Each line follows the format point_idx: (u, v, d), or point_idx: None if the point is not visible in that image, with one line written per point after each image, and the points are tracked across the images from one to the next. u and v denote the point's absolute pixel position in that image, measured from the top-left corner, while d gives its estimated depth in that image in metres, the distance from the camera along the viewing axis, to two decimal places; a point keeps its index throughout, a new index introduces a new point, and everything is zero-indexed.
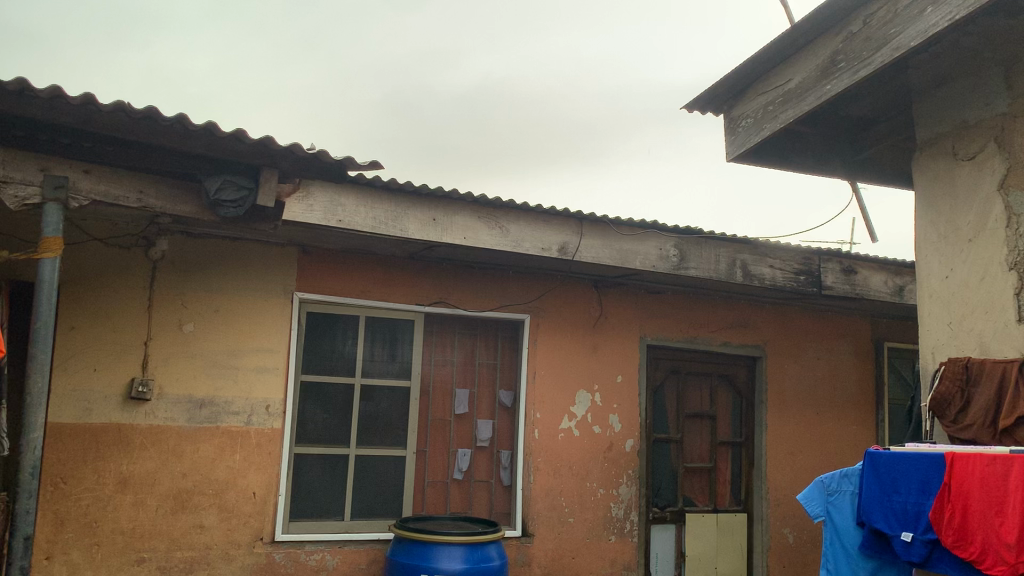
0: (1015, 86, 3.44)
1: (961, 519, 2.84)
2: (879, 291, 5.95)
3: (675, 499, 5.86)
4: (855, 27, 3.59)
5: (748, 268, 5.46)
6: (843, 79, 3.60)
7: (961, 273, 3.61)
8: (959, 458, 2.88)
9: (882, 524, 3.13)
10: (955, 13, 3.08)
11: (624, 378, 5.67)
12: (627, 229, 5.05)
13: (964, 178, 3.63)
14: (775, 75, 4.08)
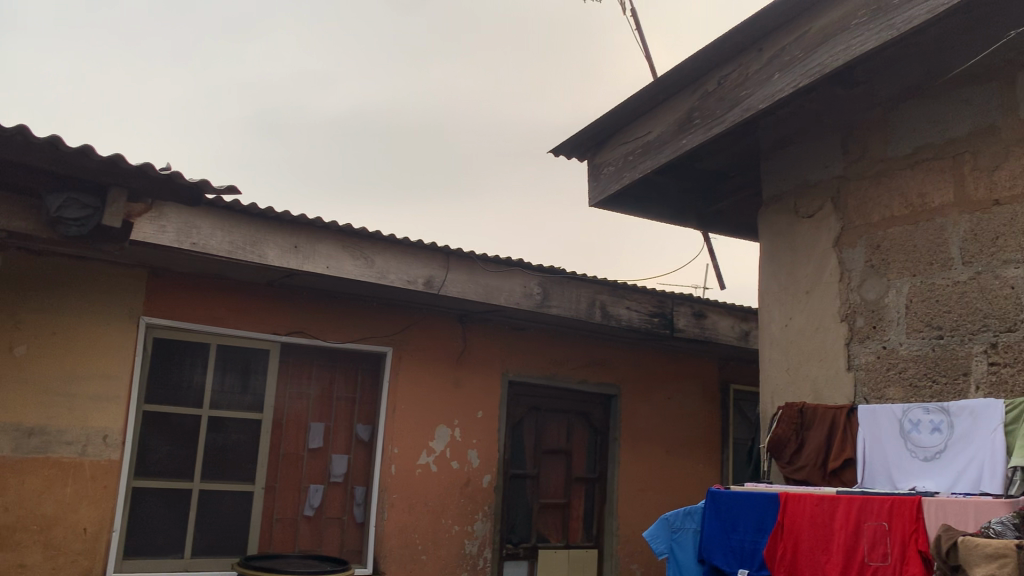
0: (850, 151, 3.74)
1: (792, 557, 3.00)
2: (727, 335, 6.26)
3: (530, 535, 5.88)
4: (710, 87, 3.80)
5: (607, 309, 5.62)
6: (698, 134, 3.80)
7: (798, 323, 3.84)
8: (791, 498, 3.05)
9: (721, 561, 3.27)
10: (799, 80, 3.32)
11: (484, 414, 5.69)
12: (492, 266, 5.11)
13: (804, 234, 3.89)
14: (637, 126, 4.24)
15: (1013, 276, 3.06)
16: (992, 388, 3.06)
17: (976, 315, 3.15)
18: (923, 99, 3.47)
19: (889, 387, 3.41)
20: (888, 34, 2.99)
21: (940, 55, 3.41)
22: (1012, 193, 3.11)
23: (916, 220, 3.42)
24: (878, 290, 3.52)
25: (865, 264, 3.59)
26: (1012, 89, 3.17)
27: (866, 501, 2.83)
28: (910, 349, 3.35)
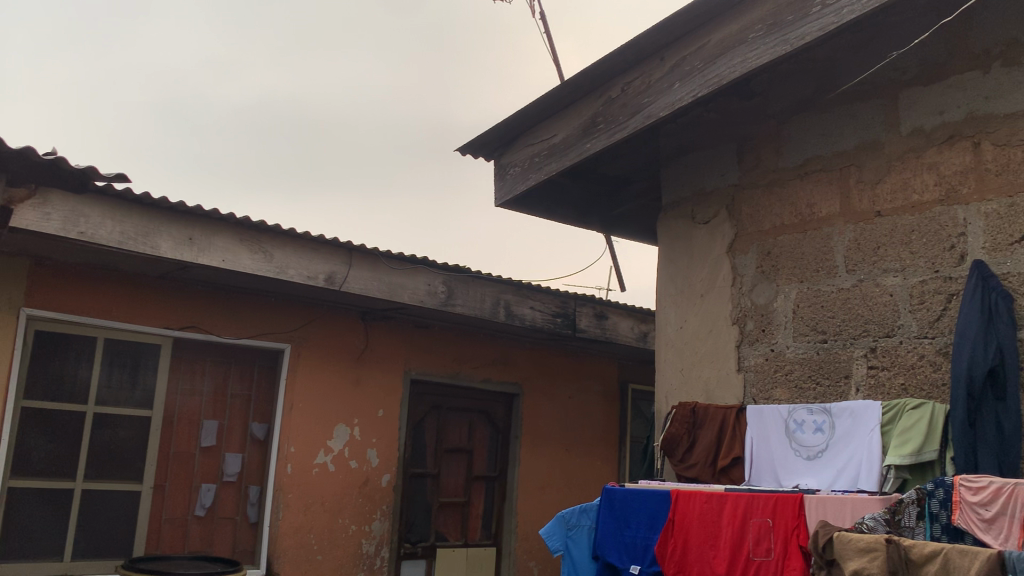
0: (745, 161, 3.87)
1: (682, 552, 3.09)
2: (626, 336, 6.40)
3: (428, 534, 5.85)
4: (614, 93, 3.87)
5: (511, 309, 5.65)
6: (601, 139, 3.86)
7: (693, 325, 3.94)
8: (683, 495, 3.14)
9: (614, 557, 3.32)
10: (698, 90, 3.42)
11: (385, 413, 5.65)
12: (396, 264, 5.07)
13: (700, 239, 4.00)
14: (542, 128, 4.28)
15: (892, 284, 3.23)
16: (871, 390, 3.23)
17: (857, 320, 3.32)
18: (814, 113, 3.63)
19: (776, 388, 3.55)
20: (782, 49, 3.11)
21: (830, 71, 3.58)
22: (893, 206, 3.29)
23: (805, 229, 3.58)
24: (768, 295, 3.66)
25: (756, 270, 3.73)
26: (894, 107, 3.35)
27: (753, 497, 2.94)
28: (796, 352, 3.50)
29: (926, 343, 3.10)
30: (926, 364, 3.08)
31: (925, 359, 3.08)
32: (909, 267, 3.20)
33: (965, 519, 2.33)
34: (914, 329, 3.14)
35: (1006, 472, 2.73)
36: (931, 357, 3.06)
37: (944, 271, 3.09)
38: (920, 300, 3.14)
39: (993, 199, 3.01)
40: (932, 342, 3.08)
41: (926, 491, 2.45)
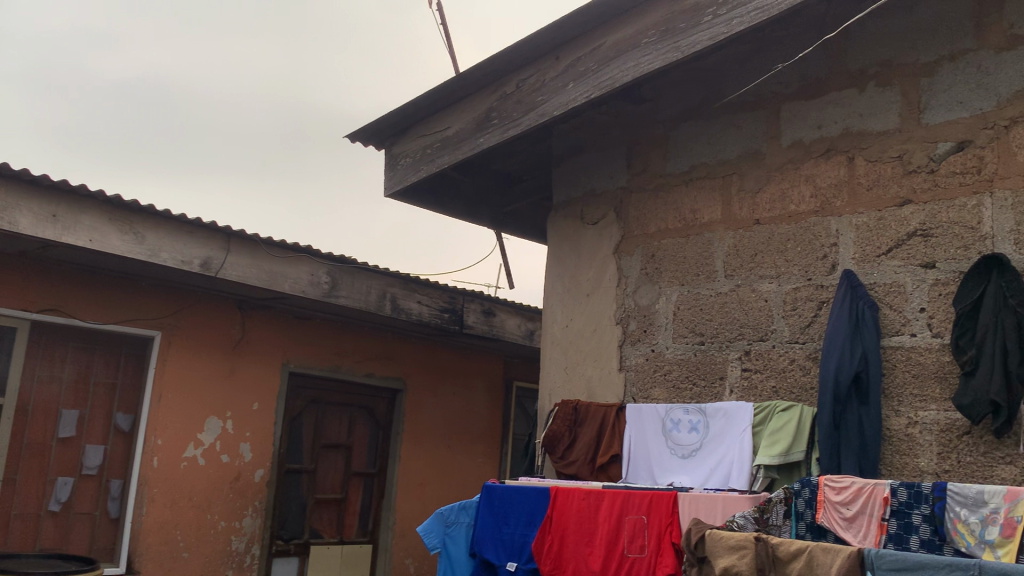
0: (633, 165, 3.93)
1: (558, 549, 3.10)
2: (512, 333, 6.41)
3: (302, 531, 5.68)
4: (509, 89, 3.84)
5: (397, 303, 5.56)
6: (494, 134, 3.82)
7: (578, 325, 3.97)
8: (561, 492, 3.16)
9: (491, 554, 3.30)
10: (591, 91, 3.44)
11: (260, 406, 5.46)
12: (278, 251, 4.90)
13: (588, 239, 4.03)
14: (434, 120, 4.19)
15: (767, 290, 3.35)
16: (744, 391, 3.33)
17: (733, 324, 3.42)
18: (701, 120, 3.71)
19: (655, 388, 3.61)
20: (673, 56, 3.17)
21: (718, 81, 3.67)
22: (771, 215, 3.40)
23: (688, 234, 3.66)
24: (651, 297, 3.72)
25: (640, 272, 3.79)
26: (776, 119, 3.47)
27: (629, 495, 2.98)
28: (675, 353, 3.57)
29: (796, 347, 3.22)
30: (796, 368, 3.20)
31: (795, 363, 3.20)
32: (783, 274, 3.32)
33: (828, 518, 2.42)
34: (786, 334, 3.26)
35: (866, 472, 2.87)
36: (801, 361, 3.18)
37: (816, 279, 3.22)
38: (792, 306, 3.26)
39: (863, 212, 3.15)
40: (803, 347, 3.20)
41: (793, 491, 2.52)
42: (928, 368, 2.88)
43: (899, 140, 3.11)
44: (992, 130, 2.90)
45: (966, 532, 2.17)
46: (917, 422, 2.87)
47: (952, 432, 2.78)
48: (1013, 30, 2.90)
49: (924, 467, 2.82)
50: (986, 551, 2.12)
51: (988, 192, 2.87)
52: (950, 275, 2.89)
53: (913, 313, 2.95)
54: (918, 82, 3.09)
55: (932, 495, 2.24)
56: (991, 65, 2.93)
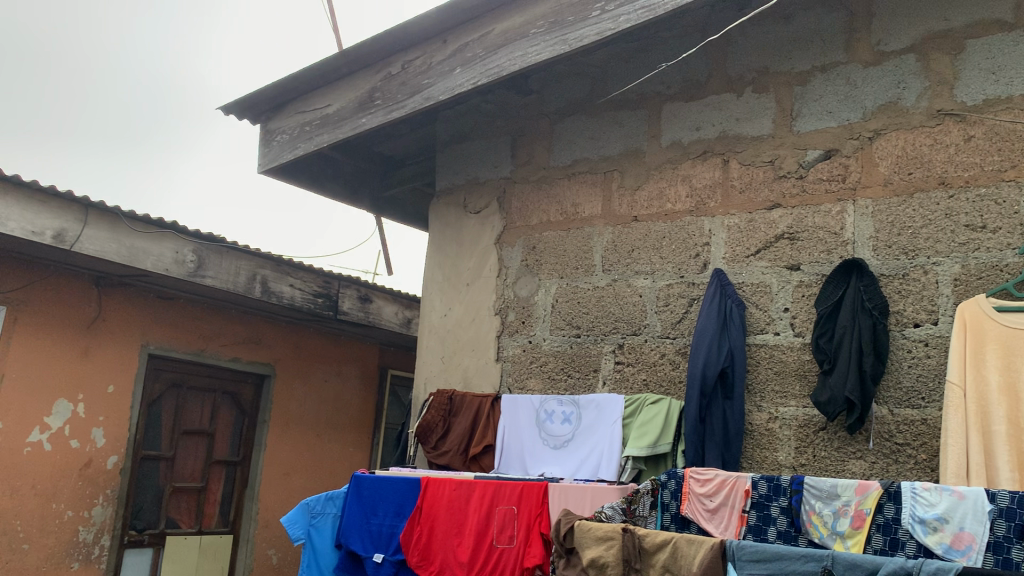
0: (518, 155, 3.92)
1: (426, 540, 3.06)
2: (389, 321, 6.31)
3: (158, 521, 5.40)
4: (394, 69, 3.74)
5: (267, 285, 5.36)
6: (377, 115, 3.72)
7: (455, 314, 3.92)
8: (432, 483, 3.12)
9: (357, 545, 3.21)
10: (478, 78, 3.40)
11: (116, 389, 5.15)
12: (140, 226, 4.62)
13: (469, 228, 3.99)
14: (314, 96, 4.03)
15: (642, 286, 3.41)
16: (616, 384, 3.38)
17: (609, 317, 3.46)
18: (586, 115, 3.74)
19: (530, 379, 3.62)
20: (561, 48, 3.17)
21: (603, 77, 3.70)
22: (648, 212, 3.46)
23: (568, 227, 3.68)
24: (530, 288, 3.72)
25: (521, 263, 3.78)
26: (657, 118, 3.53)
27: (500, 485, 2.98)
28: (552, 345, 3.59)
29: (667, 342, 3.29)
30: (666, 362, 3.27)
31: (666, 358, 3.28)
32: (658, 270, 3.38)
33: (692, 510, 2.49)
34: (658, 329, 3.33)
35: (729, 465, 2.96)
36: (672, 356, 3.26)
37: (688, 277, 3.30)
38: (665, 302, 3.33)
39: (735, 213, 3.25)
40: (673, 342, 3.28)
41: (660, 482, 2.58)
42: (789, 366, 3.00)
43: (772, 145, 3.22)
44: (857, 140, 3.04)
45: (820, 523, 2.25)
46: (777, 417, 2.98)
47: (809, 427, 2.91)
48: (880, 46, 3.05)
49: (781, 461, 2.94)
50: (837, 542, 2.21)
51: (851, 200, 3.01)
52: (813, 277, 3.02)
53: (777, 313, 3.07)
54: (792, 91, 3.21)
55: (789, 488, 2.32)
56: (859, 78, 3.07)
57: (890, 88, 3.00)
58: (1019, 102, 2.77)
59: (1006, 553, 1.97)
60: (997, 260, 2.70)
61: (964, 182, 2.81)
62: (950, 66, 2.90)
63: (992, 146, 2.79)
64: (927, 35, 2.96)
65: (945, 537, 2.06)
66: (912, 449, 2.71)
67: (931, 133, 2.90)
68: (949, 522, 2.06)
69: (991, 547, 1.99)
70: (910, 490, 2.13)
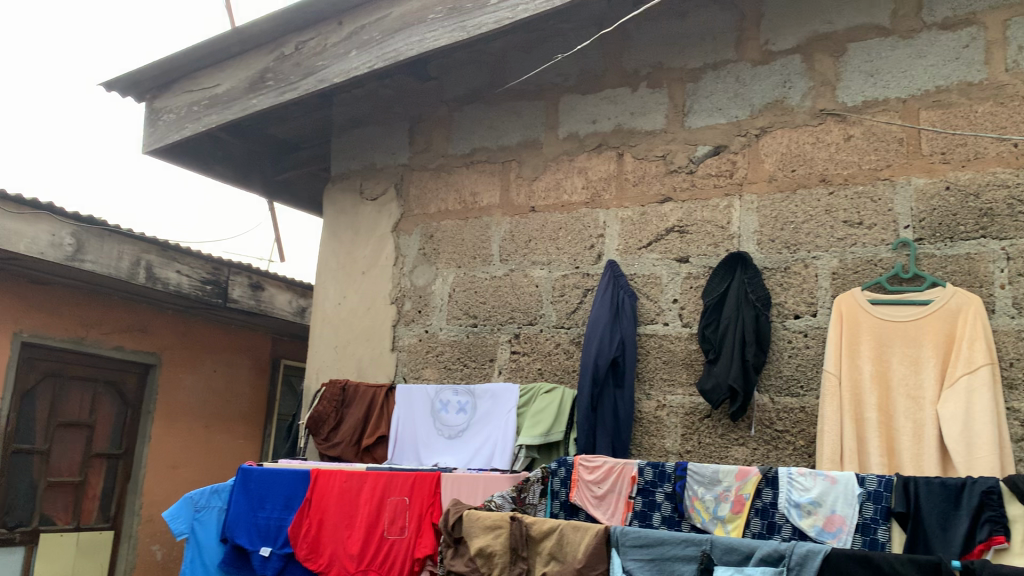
0: (416, 142, 3.87)
1: (315, 532, 2.99)
2: (282, 309, 6.16)
3: (31, 518, 5.10)
4: (287, 50, 3.63)
5: (152, 271, 5.15)
6: (269, 96, 3.61)
7: (349, 302, 3.85)
8: (322, 474, 3.05)
9: (243, 539, 3.11)
10: (374, 62, 3.34)
11: None
12: (13, 207, 4.34)
13: (365, 215, 3.93)
14: (204, 75, 3.87)
15: (537, 276, 3.42)
16: (511, 373, 3.39)
17: (505, 307, 3.46)
18: (485, 104, 3.73)
19: (425, 368, 3.59)
20: (458, 35, 3.14)
21: (501, 66, 3.69)
22: (545, 203, 3.48)
23: (466, 217, 3.66)
24: (426, 277, 3.69)
25: (417, 252, 3.74)
26: (555, 110, 3.55)
27: (391, 477, 2.94)
28: (447, 334, 3.57)
29: (562, 332, 3.32)
30: (560, 352, 3.30)
31: (561, 347, 3.31)
32: (554, 261, 3.40)
33: (581, 497, 2.51)
34: (553, 318, 3.35)
35: (619, 452, 3.01)
36: (566, 346, 3.29)
37: (583, 268, 3.33)
38: (560, 292, 3.35)
39: (629, 206, 3.30)
40: (568, 332, 3.31)
41: (550, 470, 2.59)
42: (678, 355, 3.07)
43: (665, 140, 3.28)
44: (745, 137, 3.13)
45: (702, 508, 2.30)
46: (665, 405, 3.05)
47: (695, 415, 2.99)
48: (768, 46, 3.15)
49: (668, 448, 3.01)
50: (718, 526, 2.27)
51: (737, 195, 3.10)
52: (701, 270, 3.10)
53: (667, 304, 3.14)
54: (684, 87, 3.28)
55: (673, 474, 2.37)
56: (747, 76, 3.16)
57: (777, 88, 3.10)
58: (894, 104, 2.90)
59: (873, 534, 2.08)
60: (872, 255, 2.82)
61: (843, 180, 2.93)
62: (833, 68, 3.02)
63: (869, 146, 2.91)
64: (812, 37, 3.07)
65: (818, 519, 2.15)
66: (791, 436, 2.82)
67: (813, 132, 3.01)
68: (822, 506, 2.15)
69: (860, 528, 2.10)
70: (787, 475, 2.22)
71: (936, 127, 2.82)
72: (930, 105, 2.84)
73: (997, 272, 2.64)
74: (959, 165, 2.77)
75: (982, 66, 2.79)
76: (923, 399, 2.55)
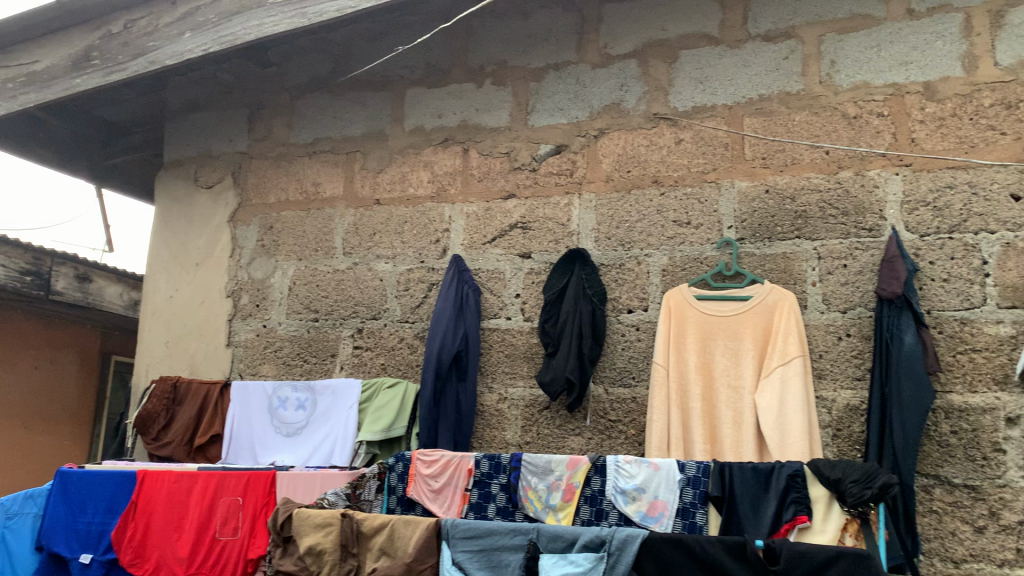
0: (255, 130, 3.75)
1: (141, 536, 2.84)
2: (112, 303, 5.82)
3: None
4: (115, 28, 3.42)
5: None
6: (95, 76, 3.40)
7: (183, 295, 3.68)
8: (149, 475, 2.90)
9: (60, 548, 2.90)
10: (210, 45, 3.21)
11: None
12: None
13: (200, 204, 3.77)
14: (20, 50, 3.59)
15: (381, 270, 3.39)
16: (353, 368, 3.34)
17: (347, 301, 3.41)
18: (328, 94, 3.66)
19: (263, 363, 3.48)
20: (299, 22, 3.06)
21: (344, 56, 3.63)
22: (390, 196, 3.45)
23: (308, 208, 3.58)
24: (265, 270, 3.58)
25: (256, 243, 3.62)
26: (400, 102, 3.52)
27: (224, 476, 2.84)
28: (287, 329, 3.48)
29: (406, 326, 3.30)
30: (404, 347, 3.28)
31: (404, 342, 3.29)
32: (398, 255, 3.38)
33: (417, 491, 2.50)
34: (397, 313, 3.33)
35: (459, 445, 3.02)
36: (409, 340, 3.28)
37: (428, 262, 3.32)
38: (405, 287, 3.33)
39: (473, 201, 3.32)
40: (411, 326, 3.29)
41: (387, 465, 2.55)
42: (519, 349, 3.12)
43: (508, 137, 3.33)
44: (584, 138, 3.22)
45: (535, 498, 2.35)
46: (506, 398, 3.09)
47: (534, 407, 3.05)
48: (606, 49, 3.25)
49: (509, 440, 3.06)
50: (549, 515, 2.33)
51: (577, 194, 3.18)
52: (542, 266, 3.16)
53: (509, 298, 3.18)
54: (527, 86, 3.33)
55: (509, 466, 2.41)
56: (587, 78, 3.25)
57: (614, 91, 3.21)
58: (721, 111, 3.06)
59: (692, 518, 2.19)
60: (699, 253, 2.97)
61: (673, 182, 3.06)
62: (666, 74, 3.15)
63: (698, 150, 3.06)
64: (647, 43, 3.19)
65: (642, 505, 2.24)
66: (623, 425, 2.92)
67: (648, 135, 3.13)
68: (646, 492, 2.24)
69: (680, 512, 2.20)
70: (614, 463, 2.30)
71: (758, 134, 2.99)
72: (753, 113, 3.02)
73: (809, 270, 2.84)
74: (778, 170, 2.95)
75: (798, 78, 2.99)
76: (743, 388, 2.70)
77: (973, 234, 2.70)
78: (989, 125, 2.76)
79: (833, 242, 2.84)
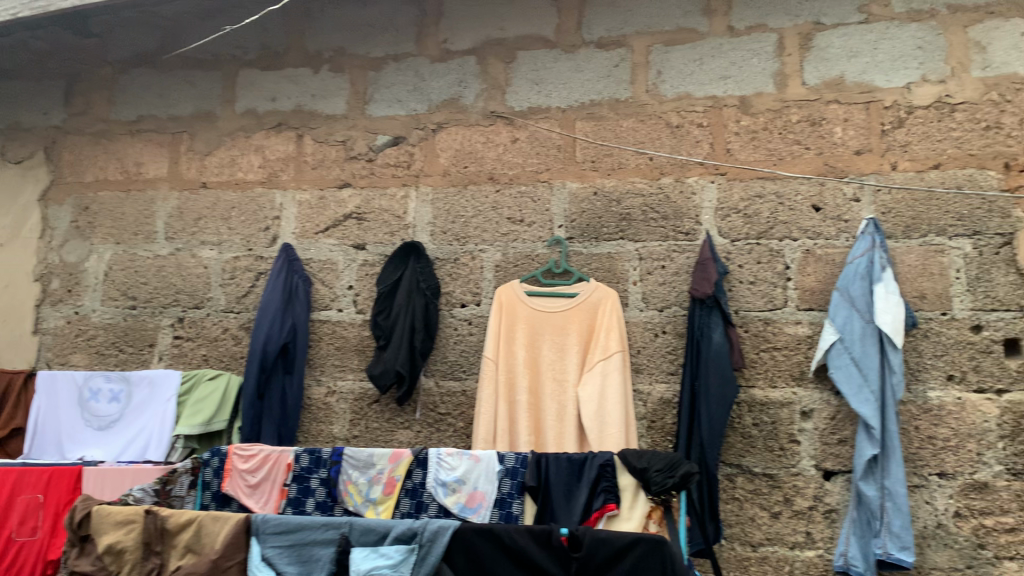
0: (72, 104, 3.52)
1: None
2: None
3: None
4: None
5: None
6: None
7: None
8: None
9: None
10: (19, 10, 2.98)
11: None
12: None
13: (7, 180, 3.50)
14: None
15: (206, 257, 3.26)
16: (173, 359, 3.20)
17: (169, 289, 3.26)
18: (154, 70, 3.48)
19: (74, 353, 3.27)
20: None
21: (173, 32, 3.47)
22: (218, 180, 3.33)
23: (129, 189, 3.39)
24: (79, 254, 3.37)
25: (69, 224, 3.40)
26: (233, 83, 3.40)
27: (23, 473, 2.63)
28: (101, 316, 3.29)
29: (230, 316, 3.20)
30: (228, 337, 3.18)
31: (228, 333, 3.18)
32: (225, 242, 3.26)
33: (233, 486, 2.41)
34: (222, 302, 3.21)
35: (284, 439, 2.96)
36: (234, 330, 3.17)
37: (256, 250, 3.23)
38: (231, 275, 3.22)
39: (306, 189, 3.25)
40: (237, 316, 3.19)
41: (202, 460, 2.45)
42: (350, 341, 3.09)
43: (345, 126, 3.28)
44: (422, 131, 3.22)
45: (355, 491, 2.34)
46: (335, 391, 3.05)
47: (363, 400, 3.03)
48: (446, 44, 3.26)
49: (336, 433, 3.02)
50: (369, 509, 2.32)
51: (414, 186, 3.18)
52: (376, 258, 3.14)
53: (342, 290, 3.14)
54: (366, 75, 3.30)
55: (329, 460, 2.38)
56: (426, 71, 3.26)
57: (452, 86, 3.22)
58: (554, 113, 3.14)
59: (508, 508, 2.25)
60: (530, 251, 3.04)
61: (508, 180, 3.11)
62: (503, 73, 3.20)
63: (532, 149, 3.13)
64: (485, 41, 3.24)
65: (461, 497, 2.27)
66: (451, 418, 2.96)
67: (484, 132, 3.17)
68: (465, 483, 2.28)
69: (497, 503, 2.25)
70: (436, 456, 2.32)
71: (588, 137, 3.09)
72: (584, 117, 3.12)
73: (631, 269, 2.96)
74: (606, 173, 3.06)
75: (627, 85, 3.11)
76: (567, 381, 2.79)
77: (778, 240, 2.90)
78: (795, 139, 2.97)
79: (653, 244, 2.97)
